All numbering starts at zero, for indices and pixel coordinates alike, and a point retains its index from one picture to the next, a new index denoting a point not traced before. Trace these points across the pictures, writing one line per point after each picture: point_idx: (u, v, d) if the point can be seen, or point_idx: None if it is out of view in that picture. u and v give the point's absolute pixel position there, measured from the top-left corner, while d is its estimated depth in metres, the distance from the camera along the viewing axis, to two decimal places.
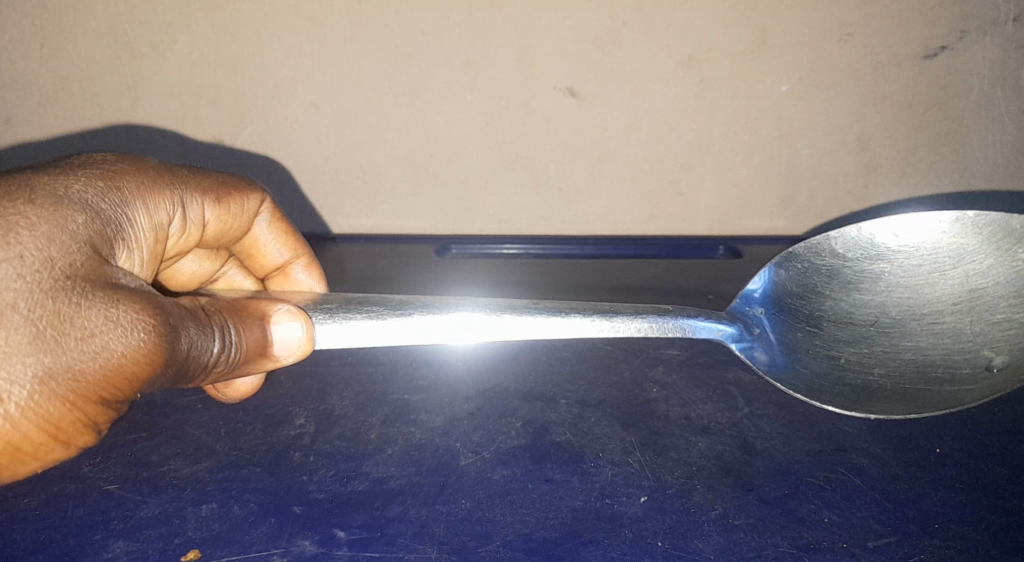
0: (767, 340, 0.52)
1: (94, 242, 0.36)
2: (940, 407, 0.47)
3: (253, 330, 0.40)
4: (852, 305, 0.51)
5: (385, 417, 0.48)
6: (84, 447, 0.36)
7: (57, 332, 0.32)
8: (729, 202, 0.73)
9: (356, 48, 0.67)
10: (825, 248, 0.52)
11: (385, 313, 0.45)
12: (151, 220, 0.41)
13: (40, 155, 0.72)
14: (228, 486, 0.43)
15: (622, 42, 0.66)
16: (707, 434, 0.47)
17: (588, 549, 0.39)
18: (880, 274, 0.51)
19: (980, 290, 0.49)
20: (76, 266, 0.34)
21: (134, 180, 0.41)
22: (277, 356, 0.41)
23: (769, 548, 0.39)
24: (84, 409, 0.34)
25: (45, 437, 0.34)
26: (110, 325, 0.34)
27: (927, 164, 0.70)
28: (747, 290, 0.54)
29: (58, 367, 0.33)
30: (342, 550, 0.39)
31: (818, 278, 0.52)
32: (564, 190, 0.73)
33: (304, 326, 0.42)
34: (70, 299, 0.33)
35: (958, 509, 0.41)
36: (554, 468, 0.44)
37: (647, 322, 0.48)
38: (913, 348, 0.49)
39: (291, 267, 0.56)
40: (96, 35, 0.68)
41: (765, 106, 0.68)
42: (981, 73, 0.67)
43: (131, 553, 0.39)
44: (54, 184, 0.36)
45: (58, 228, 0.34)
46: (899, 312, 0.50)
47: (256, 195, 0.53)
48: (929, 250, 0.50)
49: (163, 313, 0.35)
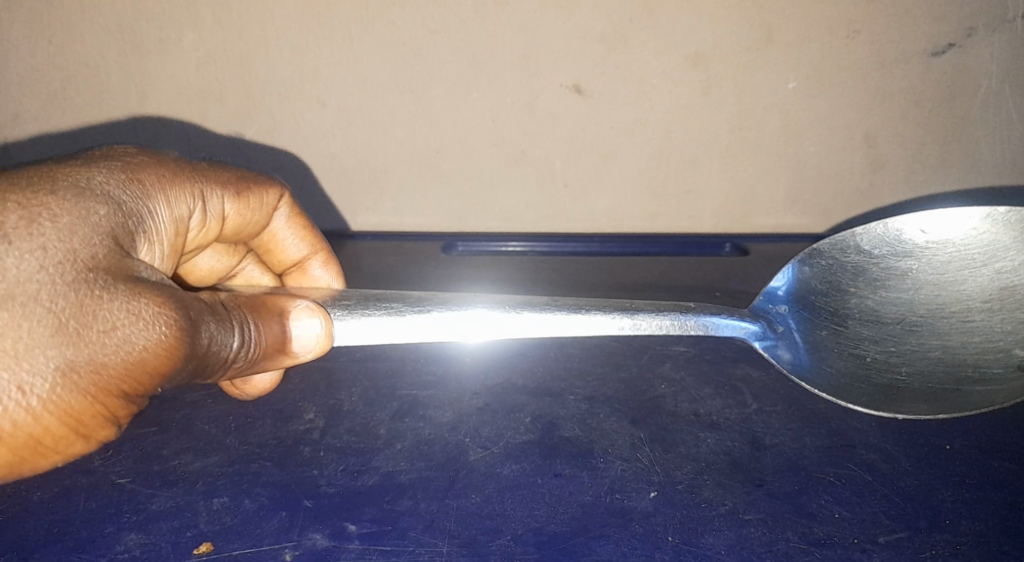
0: (790, 339, 0.52)
1: (115, 233, 0.36)
2: (971, 408, 0.46)
3: (272, 326, 0.40)
4: (879, 302, 0.51)
5: (394, 412, 0.49)
6: (102, 442, 0.37)
7: (79, 324, 0.33)
8: (733, 198, 0.73)
9: (362, 47, 0.67)
10: (850, 245, 0.53)
11: (403, 310, 0.45)
12: (171, 213, 0.42)
13: (47, 150, 0.73)
14: (238, 480, 0.43)
15: (627, 39, 0.66)
16: (716, 430, 0.47)
17: (600, 543, 0.39)
18: (907, 271, 0.51)
19: (1009, 287, 0.49)
20: (98, 258, 0.34)
21: (154, 172, 0.41)
22: (295, 352, 0.41)
23: (780, 542, 0.39)
24: (104, 403, 0.34)
25: (64, 431, 0.34)
26: (132, 318, 0.34)
27: (935, 162, 0.70)
28: (771, 287, 0.53)
29: (81, 359, 0.33)
30: (354, 544, 0.39)
31: (843, 275, 0.52)
32: (569, 188, 0.73)
33: (322, 323, 0.42)
34: (93, 291, 0.33)
35: (970, 505, 0.41)
36: (564, 462, 0.44)
37: (669, 320, 0.48)
38: (941, 347, 0.49)
39: (308, 263, 0.56)
40: (103, 33, 0.68)
41: (771, 102, 0.68)
42: (987, 70, 0.66)
43: (142, 546, 0.39)
44: (76, 176, 0.36)
45: (80, 220, 0.34)
46: (927, 310, 0.50)
47: (275, 190, 0.53)
48: (957, 247, 0.50)
49: (183, 307, 0.36)
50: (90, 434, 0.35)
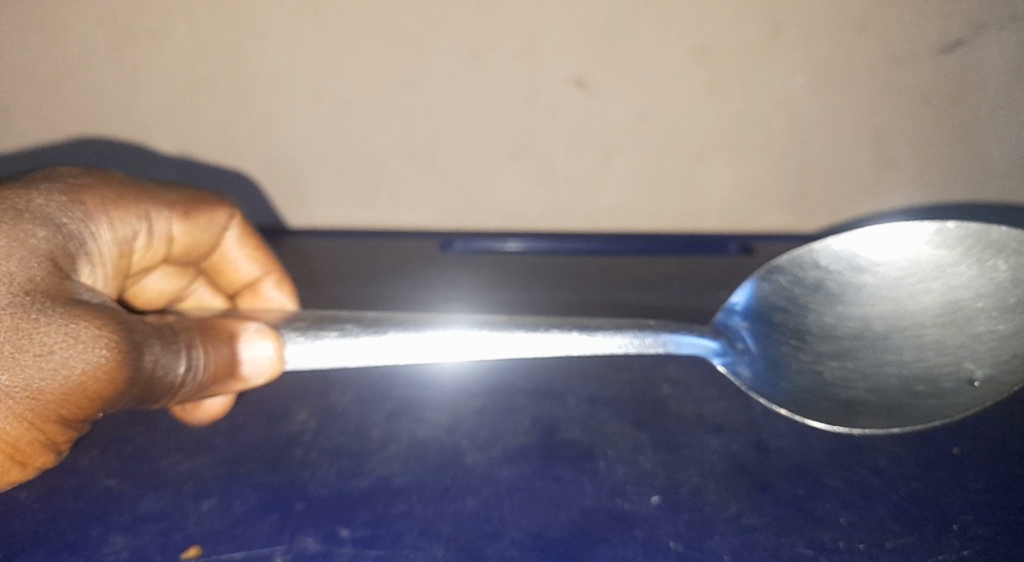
0: (751, 355, 0.49)
1: (55, 256, 0.38)
2: (925, 420, 0.44)
3: (221, 348, 0.42)
4: (836, 318, 0.48)
5: (388, 414, 0.48)
6: (40, 467, 0.39)
7: (15, 348, 0.35)
8: (739, 196, 0.72)
9: (359, 41, 0.66)
10: (808, 261, 0.50)
11: (360, 331, 0.45)
12: (115, 235, 0.44)
13: (48, 145, 0.74)
14: (230, 483, 0.43)
15: (629, 32, 0.65)
16: (721, 433, 0.46)
17: (600, 549, 0.38)
18: (863, 286, 0.48)
19: (963, 302, 0.46)
20: (36, 281, 0.36)
21: (99, 193, 0.44)
22: (245, 375, 0.43)
23: (784, 547, 0.38)
24: (41, 429, 0.37)
25: (2, 456, 0.37)
26: (69, 342, 0.35)
27: (948, 162, 0.68)
28: (729, 303, 0.51)
29: (16, 385, 0.35)
30: (346, 548, 0.39)
31: (802, 290, 0.50)
32: (570, 185, 0.72)
33: (274, 346, 0.43)
34: (29, 315, 0.35)
35: (977, 509, 0.40)
36: (564, 466, 0.44)
37: (629, 337, 0.47)
38: (896, 362, 0.46)
39: (261, 284, 0.58)
40: (96, 28, 0.68)
41: (777, 96, 0.67)
42: (999, 67, 0.64)
43: (131, 548, 0.39)
44: (17, 199, 0.39)
45: (17, 243, 0.37)
46: (882, 325, 0.47)
47: (225, 211, 0.55)
48: (910, 262, 0.47)
49: (126, 330, 0.37)
50: (26, 460, 0.38)
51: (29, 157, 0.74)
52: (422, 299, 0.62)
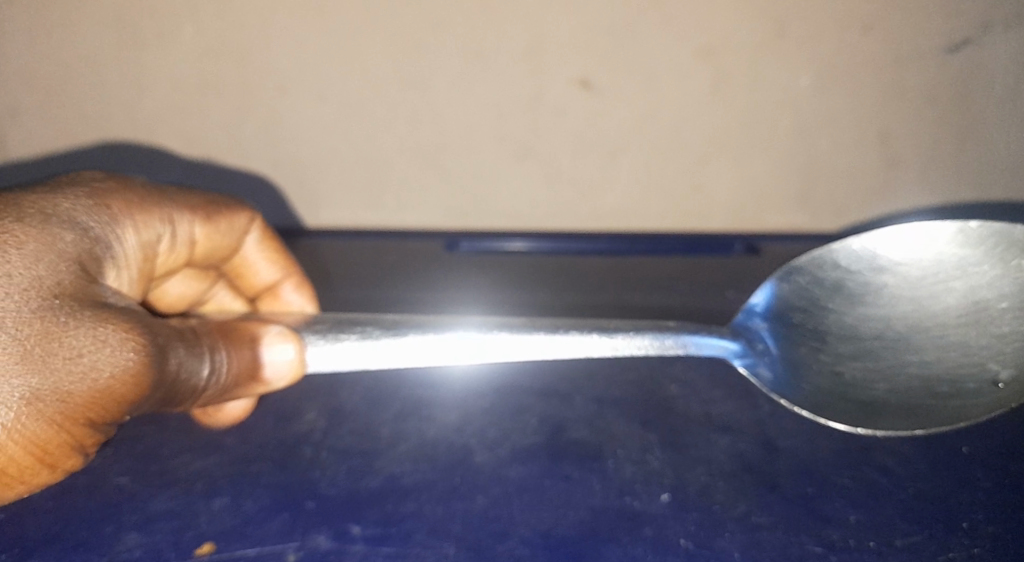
0: (771, 356, 0.49)
1: (82, 260, 0.38)
2: (947, 424, 0.44)
3: (244, 352, 0.42)
4: (856, 318, 0.48)
5: (397, 413, 0.48)
6: (68, 470, 0.39)
7: (44, 350, 0.35)
8: (746, 195, 0.72)
9: (365, 42, 0.67)
10: (827, 262, 0.50)
11: (376, 334, 0.45)
12: (139, 239, 0.45)
13: (54, 146, 0.74)
14: (239, 482, 0.43)
15: (635, 31, 0.65)
16: (729, 432, 0.46)
17: (610, 547, 0.38)
18: (883, 287, 0.48)
19: (985, 302, 0.46)
20: (63, 285, 0.36)
21: (122, 197, 0.44)
22: (267, 379, 0.43)
23: (794, 546, 0.38)
24: (69, 432, 0.37)
25: (31, 460, 0.37)
26: (98, 345, 0.36)
27: (953, 161, 0.68)
28: (750, 303, 0.51)
29: (45, 388, 0.35)
30: (357, 546, 0.39)
31: (821, 291, 0.50)
32: (576, 185, 0.72)
33: (295, 349, 0.43)
34: (58, 318, 0.35)
35: (986, 509, 0.40)
36: (572, 465, 0.44)
37: (648, 340, 0.47)
38: (917, 362, 0.46)
39: (280, 287, 0.58)
40: (102, 28, 0.68)
41: (783, 94, 0.67)
42: (1004, 66, 0.64)
43: (143, 546, 0.39)
44: (43, 204, 0.39)
45: (45, 246, 0.37)
46: (904, 325, 0.47)
47: (245, 214, 0.55)
48: (931, 262, 0.47)
49: (151, 334, 0.38)
50: (55, 463, 0.38)
51: (34, 158, 0.74)
52: (430, 299, 0.62)
